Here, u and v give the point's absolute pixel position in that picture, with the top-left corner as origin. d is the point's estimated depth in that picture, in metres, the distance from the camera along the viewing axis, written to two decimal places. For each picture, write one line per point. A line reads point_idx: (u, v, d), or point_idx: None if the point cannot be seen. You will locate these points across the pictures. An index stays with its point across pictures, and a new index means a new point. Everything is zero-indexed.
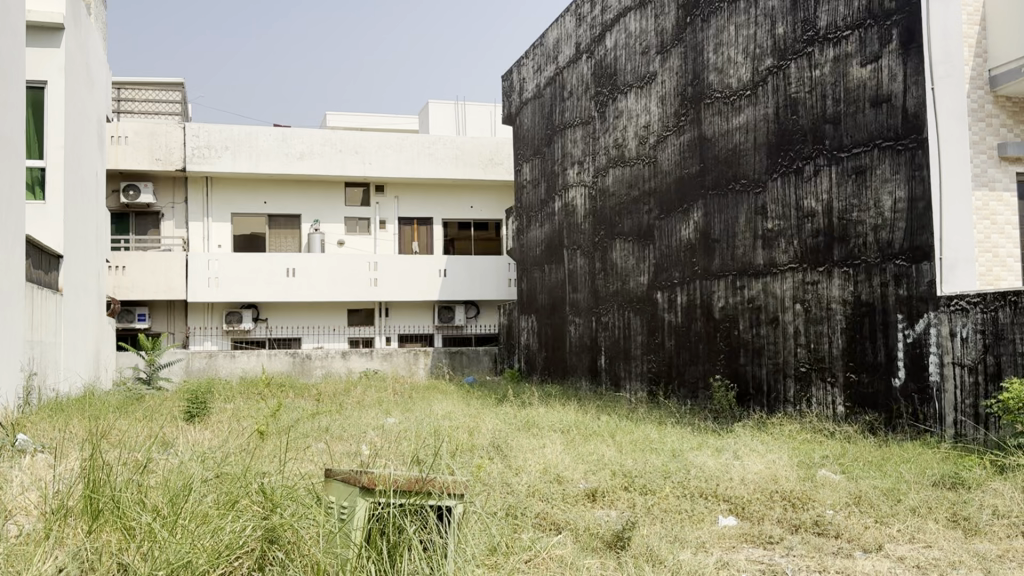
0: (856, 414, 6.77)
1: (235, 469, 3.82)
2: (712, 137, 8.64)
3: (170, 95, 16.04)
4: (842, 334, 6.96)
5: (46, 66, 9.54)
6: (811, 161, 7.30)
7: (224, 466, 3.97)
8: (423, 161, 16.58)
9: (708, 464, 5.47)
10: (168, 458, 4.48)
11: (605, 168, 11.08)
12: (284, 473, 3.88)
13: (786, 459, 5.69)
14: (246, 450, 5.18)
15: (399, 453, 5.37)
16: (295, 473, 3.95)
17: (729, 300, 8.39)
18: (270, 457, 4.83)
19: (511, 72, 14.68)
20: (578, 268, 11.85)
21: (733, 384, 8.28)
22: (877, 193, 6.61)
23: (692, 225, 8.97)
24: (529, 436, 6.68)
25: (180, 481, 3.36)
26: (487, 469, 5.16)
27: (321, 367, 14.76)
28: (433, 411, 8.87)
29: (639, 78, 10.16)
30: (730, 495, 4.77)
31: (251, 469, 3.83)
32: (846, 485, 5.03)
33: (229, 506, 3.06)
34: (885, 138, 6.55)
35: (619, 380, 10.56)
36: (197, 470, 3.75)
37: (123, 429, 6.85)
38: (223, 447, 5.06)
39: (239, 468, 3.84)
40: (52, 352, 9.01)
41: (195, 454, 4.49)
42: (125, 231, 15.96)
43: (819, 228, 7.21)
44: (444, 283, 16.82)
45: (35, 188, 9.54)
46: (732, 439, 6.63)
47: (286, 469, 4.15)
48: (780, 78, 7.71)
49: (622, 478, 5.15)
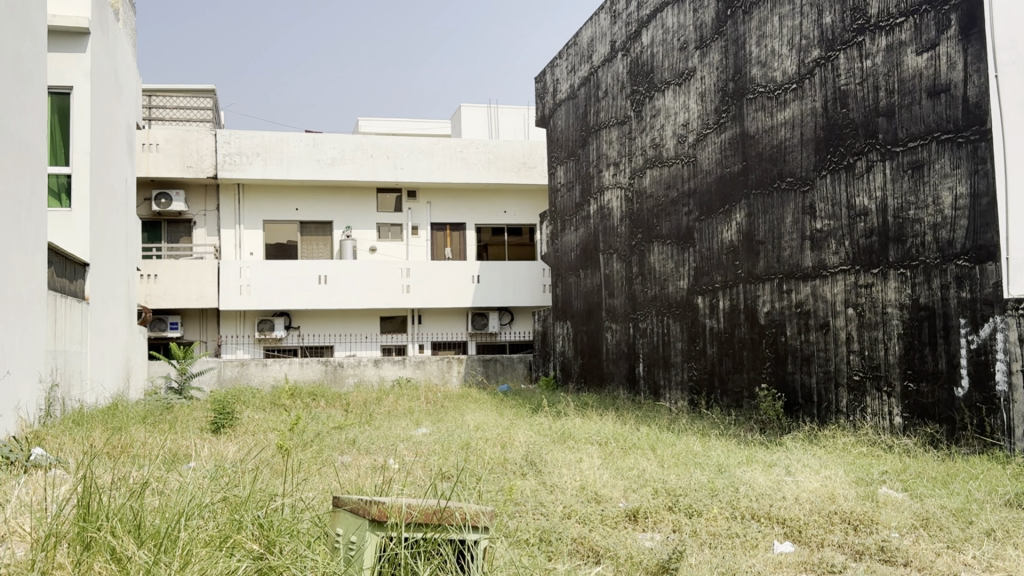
0: (915, 425, 6.35)
1: (245, 493, 3.53)
2: (755, 134, 8.24)
3: (201, 102, 15.95)
4: (899, 341, 6.52)
5: (72, 72, 9.44)
6: (863, 156, 6.87)
7: (233, 490, 3.67)
8: (455, 166, 16.31)
9: (758, 480, 5.08)
10: (178, 478, 4.20)
11: (641, 169, 10.71)
12: (297, 499, 3.56)
13: (842, 475, 5.29)
14: (266, 470, 4.89)
15: (425, 474, 5.06)
16: (310, 500, 3.64)
17: (775, 305, 7.98)
18: (287, 481, 4.53)
19: (544, 72, 14.35)
20: (615, 273, 11.47)
21: (781, 393, 7.86)
22: (936, 188, 6.18)
23: (734, 227, 8.57)
24: (565, 450, 6.35)
25: (183, 509, 3.07)
26: (519, 488, 4.83)
27: (353, 375, 14.51)
28: (465, 422, 8.55)
29: (677, 75, 9.79)
30: (785, 518, 4.37)
31: (264, 494, 3.54)
32: (910, 504, 4.63)
33: (221, 545, 2.75)
34: (944, 130, 6.12)
35: (658, 388, 10.16)
36: (204, 494, 3.47)
37: (144, 445, 6.63)
38: (240, 466, 4.78)
39: (250, 492, 3.55)
40: (77, 363, 8.85)
41: (209, 476, 4.22)
42: (157, 239, 15.88)
43: (873, 227, 6.78)
44: (478, 289, 16.53)
45: (62, 195, 9.45)
46: (782, 453, 6.23)
47: (301, 494, 3.85)
48: (828, 70, 7.30)
49: (666, 496, 4.78)
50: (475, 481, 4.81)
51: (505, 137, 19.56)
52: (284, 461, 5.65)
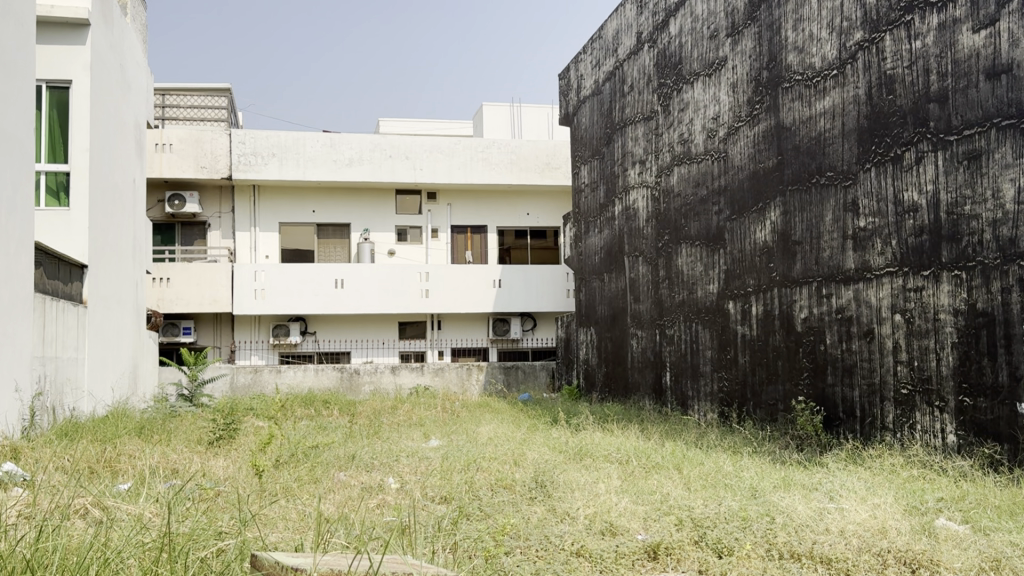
0: (971, 445, 5.69)
1: (184, 536, 3.01)
2: (792, 126, 7.62)
3: (216, 101, 15.58)
4: (953, 351, 5.87)
5: (70, 64, 9.08)
6: (912, 147, 6.23)
7: (175, 528, 3.16)
8: (476, 167, 15.80)
9: (797, 509, 4.47)
10: (128, 506, 3.72)
11: (668, 167, 10.12)
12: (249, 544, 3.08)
13: (891, 503, 4.66)
14: (240, 504, 4.39)
15: (423, 510, 4.54)
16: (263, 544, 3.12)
17: (813, 311, 7.35)
18: (260, 518, 4.03)
19: (568, 68, 13.77)
20: (641, 276, 10.86)
21: (820, 407, 7.22)
22: (995, 181, 5.53)
23: (769, 226, 7.95)
24: (582, 469, 5.79)
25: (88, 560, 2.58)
26: (524, 519, 4.28)
27: (370, 383, 14.02)
28: (479, 434, 8.04)
29: (706, 66, 9.21)
30: (832, 558, 3.76)
31: (209, 540, 3.02)
32: (975, 541, 3.99)
33: None
34: (1005, 115, 5.46)
35: (686, 400, 9.55)
36: (133, 538, 2.94)
37: (129, 462, 6.18)
38: (208, 499, 4.28)
39: (192, 535, 3.02)
40: (71, 369, 8.49)
41: (164, 506, 3.74)
42: (171, 241, 15.54)
43: (923, 225, 6.13)
44: (499, 294, 15.99)
45: (60, 194, 9.07)
46: (822, 474, 5.62)
47: (259, 537, 3.33)
48: (871, 53, 6.67)
49: (692, 529, 4.19)
50: (474, 521, 4.27)
51: (528, 136, 19.05)
52: (267, 484, 5.15)
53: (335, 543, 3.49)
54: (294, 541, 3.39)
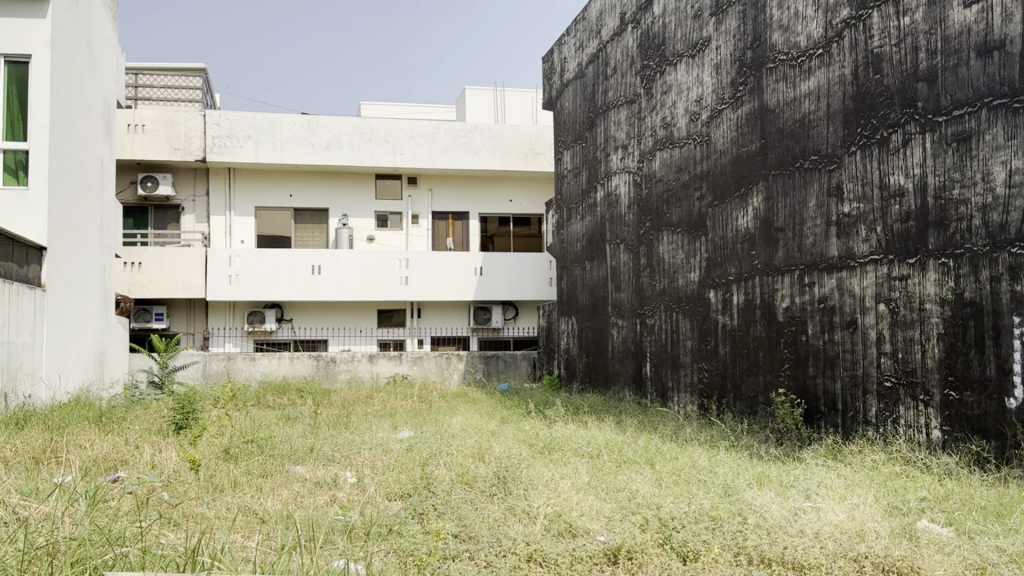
0: (956, 441, 5.44)
1: (66, 553, 2.70)
2: (775, 108, 7.33)
3: (191, 81, 15.20)
4: (939, 342, 5.61)
5: (30, 38, 8.74)
6: (899, 129, 5.95)
7: (68, 539, 2.84)
8: (458, 151, 15.47)
9: (771, 509, 4.20)
10: (32, 510, 3.40)
11: (650, 151, 9.83)
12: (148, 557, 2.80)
13: (871, 503, 4.40)
14: (170, 508, 4.09)
15: (371, 509, 4.26)
16: (157, 558, 2.80)
17: (795, 300, 7.07)
18: (188, 522, 3.74)
19: (551, 51, 13.45)
20: (622, 264, 10.58)
21: (800, 400, 6.97)
22: (986, 163, 5.25)
23: (751, 212, 7.66)
24: (549, 463, 5.52)
25: None
26: (478, 519, 3.99)
27: (346, 371, 13.70)
28: (449, 425, 7.77)
29: (690, 46, 8.91)
30: (805, 565, 3.50)
31: (97, 560, 2.70)
32: (958, 545, 3.73)
33: None
34: (997, 95, 5.18)
35: (666, 391, 9.28)
36: (3, 553, 2.63)
37: (73, 452, 5.88)
38: (139, 501, 3.98)
39: (77, 560, 2.69)
40: (27, 356, 8.18)
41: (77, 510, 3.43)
42: (143, 225, 15.18)
43: (909, 210, 5.85)
44: (481, 282, 15.69)
45: (19, 172, 8.72)
46: (801, 471, 5.36)
47: (166, 543, 3.04)
48: (859, 31, 6.38)
49: (658, 531, 3.91)
50: (426, 523, 3.97)
51: (511, 121, 18.73)
52: (211, 480, 4.85)
53: (252, 553, 3.21)
54: (207, 548, 3.08)
